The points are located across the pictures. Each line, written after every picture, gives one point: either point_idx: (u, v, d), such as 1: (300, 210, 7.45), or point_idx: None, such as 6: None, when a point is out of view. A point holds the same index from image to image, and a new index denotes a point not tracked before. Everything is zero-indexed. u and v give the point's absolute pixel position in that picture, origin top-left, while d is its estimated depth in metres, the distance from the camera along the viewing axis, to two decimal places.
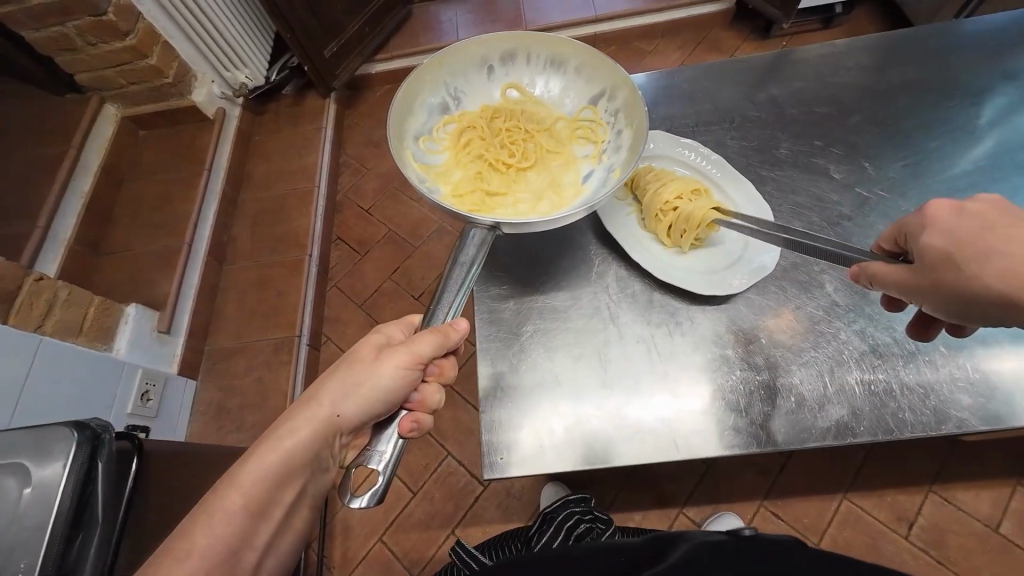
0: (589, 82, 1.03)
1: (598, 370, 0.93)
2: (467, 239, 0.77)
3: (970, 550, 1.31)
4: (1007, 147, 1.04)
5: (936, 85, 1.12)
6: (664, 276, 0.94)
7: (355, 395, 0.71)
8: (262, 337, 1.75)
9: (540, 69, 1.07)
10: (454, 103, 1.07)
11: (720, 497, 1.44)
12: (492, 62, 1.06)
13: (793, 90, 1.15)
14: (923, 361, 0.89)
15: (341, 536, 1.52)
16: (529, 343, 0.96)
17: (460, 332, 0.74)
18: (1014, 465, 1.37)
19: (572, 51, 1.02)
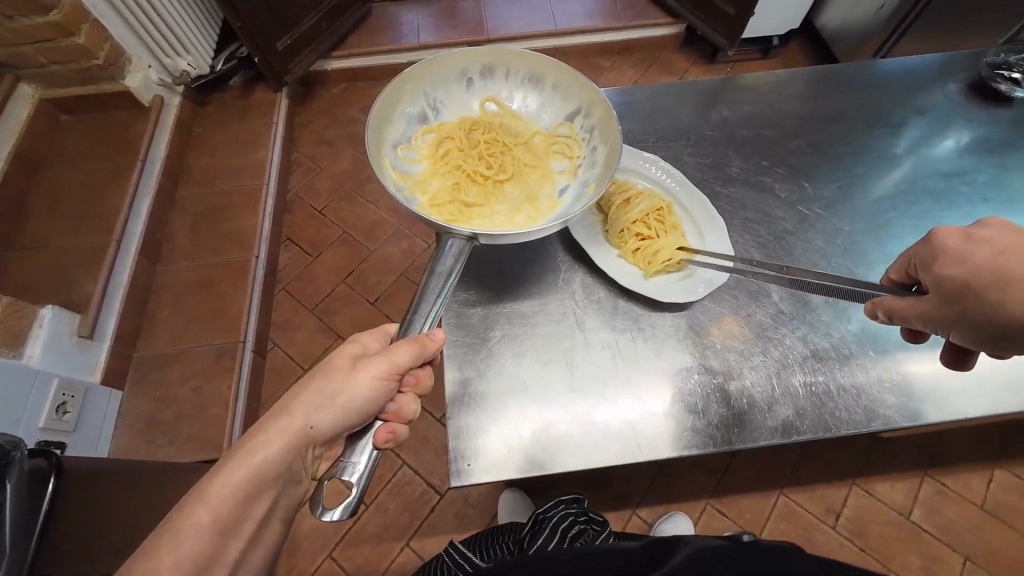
0: (566, 99, 1.05)
1: (566, 376, 0.94)
2: (444, 249, 0.76)
3: (886, 537, 1.44)
4: (919, 174, 1.18)
5: (862, 116, 1.24)
6: (629, 285, 0.97)
7: (331, 405, 0.68)
8: (201, 342, 1.63)
9: (519, 84, 1.08)
10: (433, 113, 1.06)
11: (671, 498, 1.50)
12: (472, 74, 1.07)
13: (740, 113, 1.24)
14: (856, 364, 0.98)
15: (287, 554, 1.44)
16: (498, 348, 0.96)
17: (437, 342, 0.72)
18: (922, 459, 1.53)
19: (551, 68, 1.04)
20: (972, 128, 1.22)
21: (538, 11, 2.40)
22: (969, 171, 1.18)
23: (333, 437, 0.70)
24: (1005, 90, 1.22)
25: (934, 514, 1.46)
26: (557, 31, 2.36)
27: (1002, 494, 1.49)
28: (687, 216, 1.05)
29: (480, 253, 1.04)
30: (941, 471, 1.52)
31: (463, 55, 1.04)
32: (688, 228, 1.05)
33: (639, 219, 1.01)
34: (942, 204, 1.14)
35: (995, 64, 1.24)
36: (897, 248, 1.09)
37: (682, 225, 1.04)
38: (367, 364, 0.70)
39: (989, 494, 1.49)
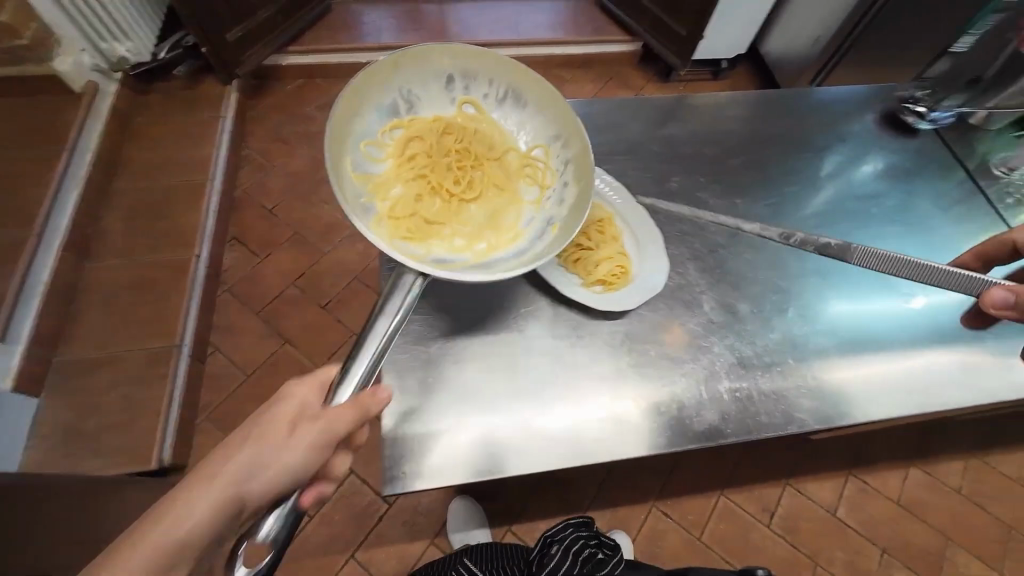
0: (544, 122, 1.06)
1: (507, 383, 0.95)
2: (391, 295, 0.76)
3: (816, 532, 1.54)
4: (840, 196, 1.27)
5: (793, 139, 1.33)
6: (572, 295, 1.00)
7: (266, 473, 0.63)
8: (132, 347, 1.52)
9: (500, 97, 1.08)
10: (406, 108, 1.05)
11: (618, 502, 1.54)
12: (454, 75, 1.06)
13: (684, 129, 1.30)
14: (777, 371, 1.04)
15: None
16: (438, 355, 0.95)
17: (378, 398, 0.73)
18: (849, 459, 1.65)
19: (535, 90, 1.04)
20: (886, 155, 1.34)
21: (501, 19, 2.42)
22: (882, 195, 1.28)
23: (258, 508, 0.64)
24: (911, 122, 1.35)
25: (858, 510, 1.58)
26: (520, 41, 2.40)
27: (916, 490, 1.62)
28: (627, 231, 1.09)
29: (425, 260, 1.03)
30: (864, 470, 1.64)
31: (446, 56, 1.03)
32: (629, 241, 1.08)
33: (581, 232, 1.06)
34: (859, 225, 1.24)
35: (903, 99, 1.36)
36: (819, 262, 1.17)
37: (621, 238, 1.08)
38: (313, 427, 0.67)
39: (905, 489, 1.62)
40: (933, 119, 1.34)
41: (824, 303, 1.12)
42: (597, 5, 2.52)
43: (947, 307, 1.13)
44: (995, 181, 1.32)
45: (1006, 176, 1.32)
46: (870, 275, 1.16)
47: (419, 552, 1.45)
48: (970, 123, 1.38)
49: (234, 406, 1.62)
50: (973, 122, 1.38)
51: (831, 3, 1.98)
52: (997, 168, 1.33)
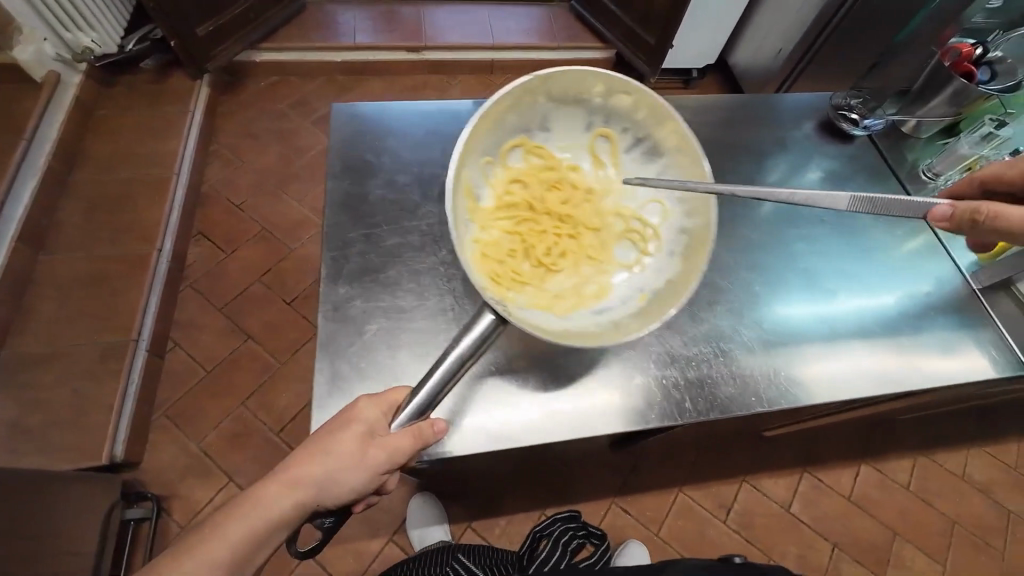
0: (671, 187, 0.99)
1: (433, 370, 0.88)
2: (467, 332, 0.76)
3: (770, 528, 1.58)
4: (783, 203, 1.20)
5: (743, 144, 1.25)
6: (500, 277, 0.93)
7: (334, 487, 0.72)
8: (86, 341, 1.49)
9: (632, 149, 1.02)
10: (539, 131, 1.02)
11: (578, 499, 1.55)
12: (599, 111, 1.02)
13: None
14: (706, 359, 1.03)
15: None
16: (372, 341, 0.88)
17: (434, 429, 0.77)
18: (803, 457, 1.69)
19: (673, 150, 0.99)
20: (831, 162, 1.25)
21: (477, 24, 2.46)
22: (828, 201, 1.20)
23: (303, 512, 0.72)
24: (847, 127, 1.26)
25: (811, 506, 1.62)
26: (494, 46, 2.44)
27: (866, 486, 1.67)
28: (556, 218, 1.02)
29: (361, 243, 0.95)
30: (817, 467, 1.68)
31: (601, 92, 0.99)
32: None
33: None
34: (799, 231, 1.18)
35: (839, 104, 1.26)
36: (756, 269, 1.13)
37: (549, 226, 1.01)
38: (377, 451, 0.73)
39: (856, 486, 1.67)
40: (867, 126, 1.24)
41: (758, 300, 1.10)
42: (571, 13, 2.58)
43: (874, 305, 1.11)
44: (922, 187, 1.22)
45: (933, 181, 1.22)
46: (797, 270, 1.14)
47: (377, 550, 1.44)
48: (902, 132, 1.28)
49: (192, 404, 1.59)
50: (905, 130, 1.28)
51: (792, 16, 2.05)
52: (924, 173, 1.23)
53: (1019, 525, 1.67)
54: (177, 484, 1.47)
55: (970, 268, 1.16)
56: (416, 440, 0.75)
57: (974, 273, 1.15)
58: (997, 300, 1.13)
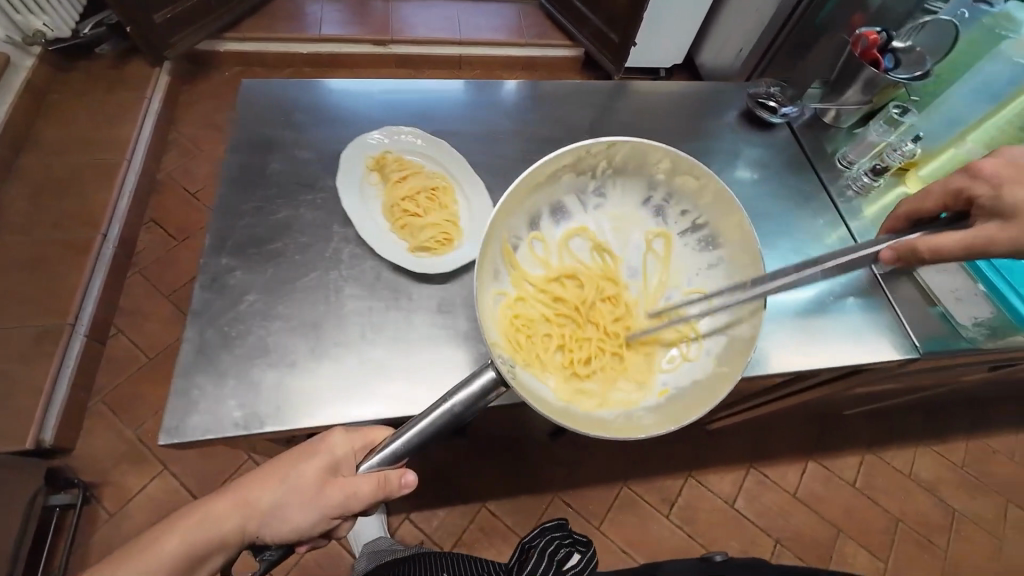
0: (725, 278, 0.83)
1: (311, 345, 0.66)
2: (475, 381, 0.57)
3: (711, 522, 1.57)
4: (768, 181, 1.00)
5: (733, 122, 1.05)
6: (386, 254, 0.71)
7: (283, 518, 0.66)
8: (22, 324, 1.47)
9: (688, 233, 0.87)
10: (592, 201, 0.88)
11: (521, 491, 1.54)
12: (663, 187, 0.87)
13: (637, 107, 1.04)
14: None
15: (99, 558, 1.32)
16: (246, 320, 0.66)
17: (401, 484, 0.59)
18: (751, 452, 1.68)
19: (738, 241, 0.82)
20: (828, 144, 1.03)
21: (446, 20, 2.46)
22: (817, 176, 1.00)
23: (242, 537, 0.68)
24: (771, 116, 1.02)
25: (754, 501, 1.62)
26: (461, 41, 2.43)
27: (812, 483, 1.67)
28: (463, 182, 0.80)
29: (250, 210, 0.75)
30: (764, 463, 1.68)
31: (669, 168, 0.84)
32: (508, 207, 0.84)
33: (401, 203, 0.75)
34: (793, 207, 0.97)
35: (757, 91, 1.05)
36: None
37: (459, 194, 0.79)
38: (334, 491, 0.58)
39: (801, 483, 1.67)
40: (787, 113, 1.02)
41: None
42: (542, 11, 2.58)
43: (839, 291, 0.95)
44: (836, 178, 0.99)
45: (848, 171, 0.99)
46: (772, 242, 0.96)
47: None
48: (822, 123, 1.04)
49: (131, 392, 1.56)
50: (825, 120, 1.04)
51: (751, 17, 2.03)
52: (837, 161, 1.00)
53: (964, 523, 1.66)
54: (109, 471, 1.43)
55: (874, 243, 0.95)
56: (380, 489, 0.57)
57: None
58: (898, 284, 0.95)
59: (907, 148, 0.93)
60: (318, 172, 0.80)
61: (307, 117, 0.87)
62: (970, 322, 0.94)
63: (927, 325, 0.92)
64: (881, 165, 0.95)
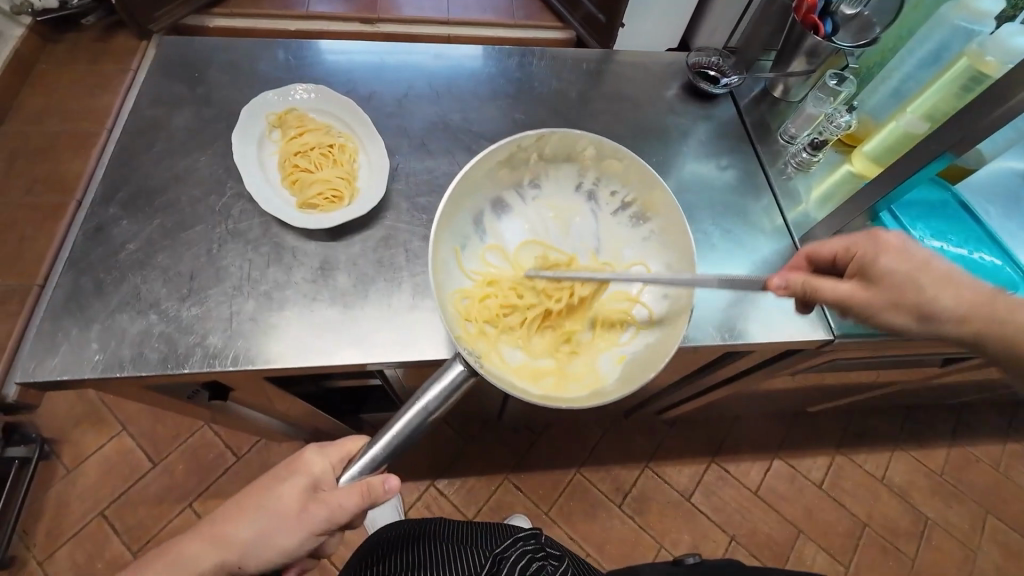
0: (662, 253, 0.74)
1: (182, 303, 0.65)
2: (435, 377, 0.59)
3: (664, 515, 1.53)
4: (733, 158, 0.93)
5: (693, 97, 0.98)
6: (268, 209, 0.69)
7: (265, 548, 0.60)
8: None
9: (623, 212, 0.77)
10: (529, 193, 0.77)
11: (471, 471, 1.52)
12: (591, 171, 0.77)
13: (625, 82, 0.98)
14: None
15: (51, 513, 1.32)
16: (124, 272, 0.66)
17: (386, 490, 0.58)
18: (711, 447, 1.63)
19: (669, 212, 0.73)
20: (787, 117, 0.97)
21: None
22: (779, 151, 0.93)
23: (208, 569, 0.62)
24: (710, 83, 0.97)
25: (711, 497, 1.57)
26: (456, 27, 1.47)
27: (776, 481, 1.61)
28: (367, 142, 0.78)
29: (148, 160, 0.75)
30: (726, 458, 1.62)
31: (593, 149, 0.74)
32: (417, 170, 0.80)
33: (305, 157, 0.74)
34: (738, 182, 0.91)
35: (698, 61, 0.99)
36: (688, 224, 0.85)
37: (362, 155, 0.78)
38: (317, 508, 0.59)
39: (764, 481, 1.61)
40: (727, 83, 0.96)
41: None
42: None
43: None
44: (776, 157, 0.93)
45: (789, 147, 0.92)
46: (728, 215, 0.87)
47: None
48: (771, 97, 0.98)
49: None
50: (774, 95, 0.98)
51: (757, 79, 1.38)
52: (779, 138, 0.94)
53: (935, 532, 1.58)
54: (68, 430, 1.41)
55: (801, 229, 0.85)
56: (361, 500, 0.57)
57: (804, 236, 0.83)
58: None
59: (841, 121, 0.86)
60: (221, 131, 0.79)
61: (220, 76, 0.85)
62: None
63: None
64: (818, 140, 0.88)
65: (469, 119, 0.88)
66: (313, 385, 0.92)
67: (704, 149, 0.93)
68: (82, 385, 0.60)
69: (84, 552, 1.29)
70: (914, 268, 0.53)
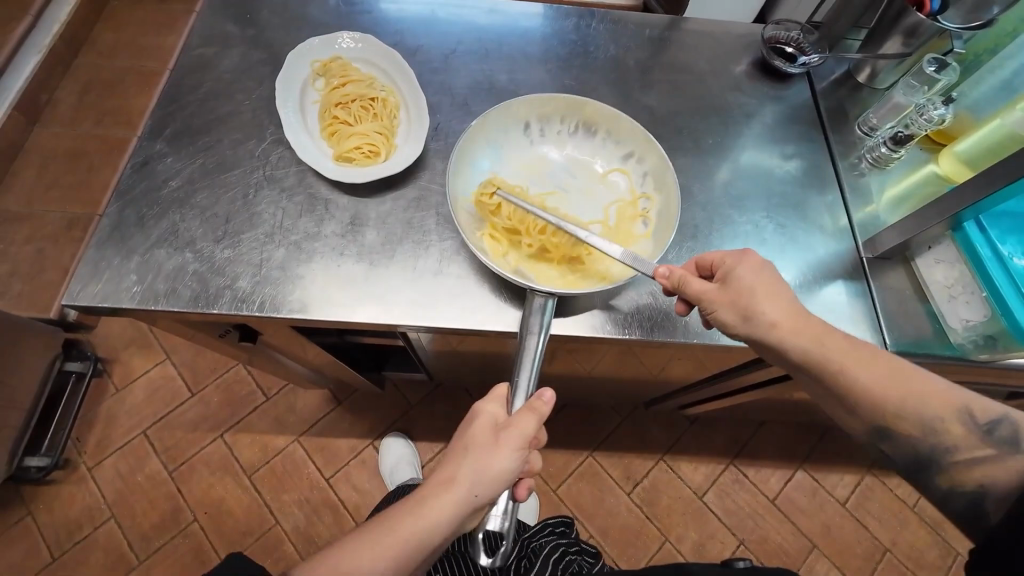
0: (618, 147, 0.78)
1: (213, 242, 0.66)
2: (528, 313, 0.63)
3: (673, 510, 1.51)
4: (802, 145, 0.85)
5: (764, 76, 0.89)
6: (304, 158, 0.68)
7: None
8: (59, 209, 1.40)
9: (576, 142, 0.79)
10: (500, 164, 0.76)
11: None
12: (534, 123, 0.78)
13: (689, 54, 0.90)
14: None
15: (101, 425, 1.43)
16: (166, 208, 0.68)
17: (548, 403, 0.57)
18: (732, 449, 1.58)
19: (608, 115, 0.76)
20: (869, 105, 0.87)
21: None
22: (854, 145, 0.84)
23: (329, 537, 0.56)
24: (784, 62, 0.88)
25: (725, 498, 1.53)
26: None
27: (795, 492, 1.55)
28: (408, 98, 0.76)
29: (195, 99, 0.76)
30: (746, 463, 1.57)
31: (524, 106, 0.76)
32: (456, 131, 0.77)
33: (346, 106, 0.73)
34: (803, 172, 0.82)
35: (776, 36, 0.89)
36: (738, 215, 0.78)
37: (403, 111, 0.76)
38: None
39: (782, 491, 1.55)
40: (805, 63, 0.87)
41: (693, 231, 0.76)
42: None
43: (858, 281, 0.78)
44: (850, 148, 0.84)
45: (867, 139, 0.83)
46: (783, 205, 0.80)
47: (281, 447, 1.44)
48: (854, 82, 0.88)
49: None
50: (859, 79, 0.88)
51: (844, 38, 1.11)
52: (857, 128, 0.85)
53: (964, 568, 1.48)
54: (119, 351, 1.51)
55: (866, 232, 0.77)
56: None
57: (869, 239, 0.75)
58: (883, 274, 0.73)
59: (934, 114, 0.74)
60: (266, 74, 0.79)
61: (270, 19, 0.84)
62: (960, 328, 0.68)
63: (910, 325, 0.70)
64: (902, 134, 0.77)
65: (515, 82, 0.84)
66: (339, 338, 0.93)
67: (769, 134, 0.85)
68: (120, 312, 0.62)
69: (127, 464, 1.40)
70: (762, 279, 0.58)
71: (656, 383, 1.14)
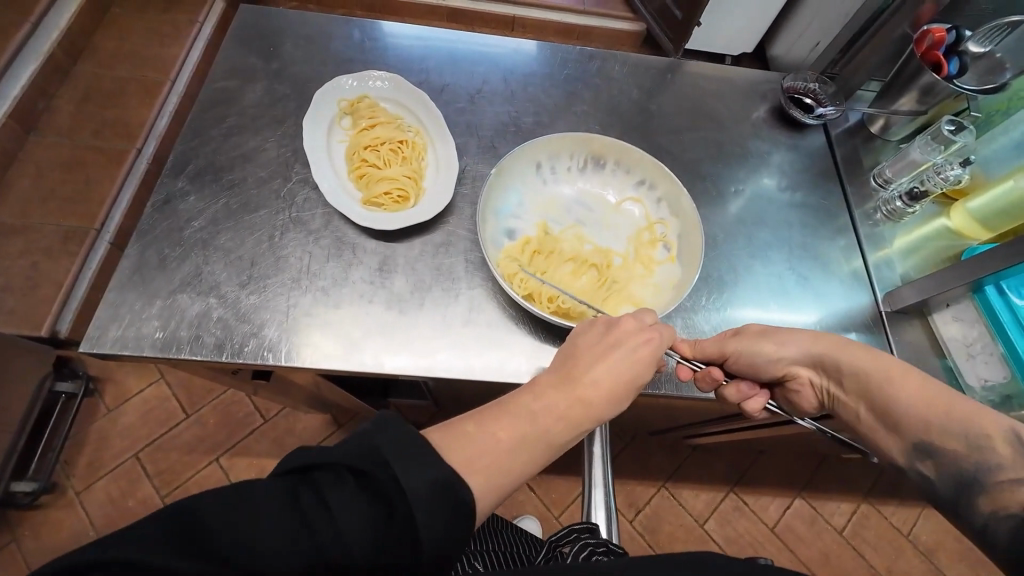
0: (626, 176, 0.79)
1: (239, 288, 0.65)
2: None
3: (675, 537, 1.51)
4: (818, 192, 0.86)
5: (782, 123, 0.91)
6: (333, 203, 0.67)
7: None
8: (50, 223, 1.14)
9: (587, 175, 0.79)
10: (519, 205, 0.75)
11: None
12: (546, 165, 0.78)
13: (711, 100, 0.92)
14: None
15: (92, 447, 1.37)
16: (190, 250, 0.66)
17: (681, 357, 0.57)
18: (732, 476, 1.59)
19: (615, 147, 0.77)
20: (881, 156, 0.89)
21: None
22: (869, 195, 0.86)
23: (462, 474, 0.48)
24: (801, 113, 0.89)
25: (726, 527, 1.54)
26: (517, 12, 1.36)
27: (794, 520, 1.56)
28: (437, 140, 0.75)
29: (218, 135, 0.75)
30: (745, 490, 1.58)
31: (535, 149, 0.76)
32: (483, 174, 0.77)
33: (375, 148, 0.72)
34: (821, 219, 0.84)
35: (794, 86, 0.91)
36: (760, 263, 0.79)
37: (431, 152, 0.76)
38: None
39: (782, 518, 1.56)
40: (821, 114, 0.89)
41: (717, 280, 0.77)
42: None
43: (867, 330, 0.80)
44: (864, 199, 0.86)
45: (881, 191, 0.85)
46: (803, 256, 0.81)
47: None
48: (867, 132, 0.90)
49: None
50: (871, 129, 0.90)
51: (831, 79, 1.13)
52: (872, 179, 0.87)
53: None
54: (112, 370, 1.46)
55: (883, 284, 0.78)
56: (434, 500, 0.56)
57: (886, 292, 0.77)
58: (902, 329, 0.75)
59: (951, 174, 0.77)
60: (291, 110, 0.78)
61: (295, 52, 0.83)
62: (978, 386, 0.70)
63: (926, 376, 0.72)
64: (917, 190, 0.80)
65: (541, 125, 0.84)
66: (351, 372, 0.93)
67: (786, 181, 0.87)
68: (140, 360, 0.60)
69: (118, 489, 1.34)
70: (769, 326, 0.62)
71: (661, 415, 1.15)
